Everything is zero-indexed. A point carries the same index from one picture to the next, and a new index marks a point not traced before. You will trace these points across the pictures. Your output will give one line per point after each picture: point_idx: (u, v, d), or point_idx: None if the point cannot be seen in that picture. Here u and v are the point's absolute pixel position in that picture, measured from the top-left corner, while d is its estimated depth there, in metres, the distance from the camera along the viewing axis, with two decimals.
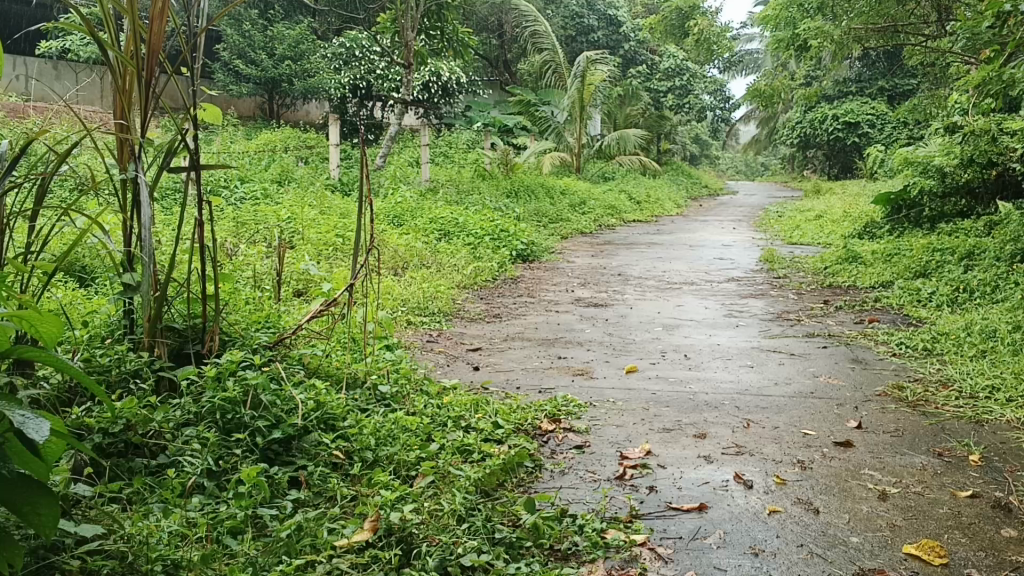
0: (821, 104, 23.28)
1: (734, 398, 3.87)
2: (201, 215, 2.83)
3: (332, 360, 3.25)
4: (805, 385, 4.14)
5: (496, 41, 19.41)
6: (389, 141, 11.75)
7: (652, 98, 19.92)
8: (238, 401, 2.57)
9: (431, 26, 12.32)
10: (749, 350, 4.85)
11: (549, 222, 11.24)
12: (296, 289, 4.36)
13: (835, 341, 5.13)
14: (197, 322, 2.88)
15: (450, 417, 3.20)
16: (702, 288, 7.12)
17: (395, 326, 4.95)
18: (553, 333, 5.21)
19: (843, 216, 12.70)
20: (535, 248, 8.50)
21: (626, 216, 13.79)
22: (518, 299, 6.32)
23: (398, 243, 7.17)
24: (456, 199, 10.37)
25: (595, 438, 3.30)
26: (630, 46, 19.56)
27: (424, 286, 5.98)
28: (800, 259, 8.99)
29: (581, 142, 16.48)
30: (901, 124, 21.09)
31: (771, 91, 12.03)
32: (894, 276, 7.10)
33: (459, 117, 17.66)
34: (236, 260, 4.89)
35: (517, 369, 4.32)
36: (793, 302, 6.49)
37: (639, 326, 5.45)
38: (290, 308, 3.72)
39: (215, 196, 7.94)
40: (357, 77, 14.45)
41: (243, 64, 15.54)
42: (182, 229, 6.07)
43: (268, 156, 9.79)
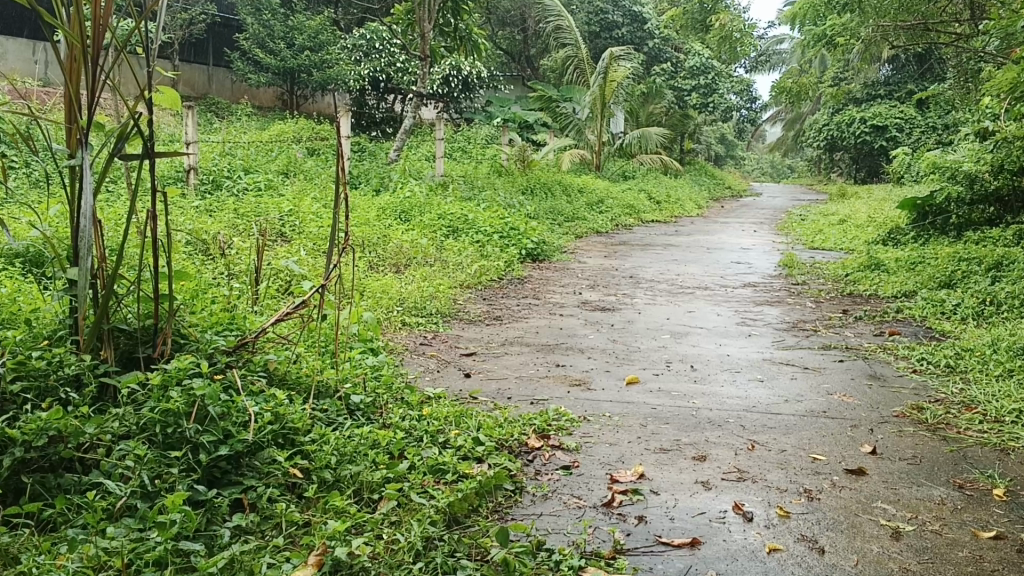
0: (849, 106, 22.88)
1: (740, 415, 3.60)
2: (155, 207, 2.62)
3: (301, 367, 3.01)
4: (817, 402, 3.87)
5: (518, 36, 19.14)
6: (403, 134, 11.52)
7: (676, 96, 19.49)
8: (181, 413, 2.32)
9: (447, 20, 12.09)
10: (759, 363, 4.58)
11: (563, 221, 10.98)
12: (276, 289, 4.14)
13: (852, 355, 4.85)
14: (150, 323, 2.65)
15: (426, 431, 2.96)
16: (715, 293, 6.85)
17: (385, 328, 4.71)
18: (554, 338, 4.95)
19: (866, 221, 12.37)
20: (545, 248, 8.24)
21: (645, 216, 13.52)
22: (523, 301, 6.06)
23: (402, 239, 6.95)
24: (468, 195, 10.13)
25: (585, 458, 3.04)
26: (654, 44, 19.24)
27: (423, 285, 5.75)
28: (820, 265, 8.69)
29: (602, 139, 16.21)
30: (930, 128, 20.69)
31: (798, 88, 11.72)
32: (918, 285, 6.81)
33: (479, 112, 17.41)
34: (220, 257, 4.68)
35: (510, 377, 4.06)
36: (810, 311, 6.21)
37: (645, 333, 5.19)
38: (262, 309, 3.48)
39: (217, 188, 7.74)
40: (377, 69, 14.46)
41: (261, 54, 15.36)
42: (174, 223, 5.87)
43: (278, 146, 9.62)
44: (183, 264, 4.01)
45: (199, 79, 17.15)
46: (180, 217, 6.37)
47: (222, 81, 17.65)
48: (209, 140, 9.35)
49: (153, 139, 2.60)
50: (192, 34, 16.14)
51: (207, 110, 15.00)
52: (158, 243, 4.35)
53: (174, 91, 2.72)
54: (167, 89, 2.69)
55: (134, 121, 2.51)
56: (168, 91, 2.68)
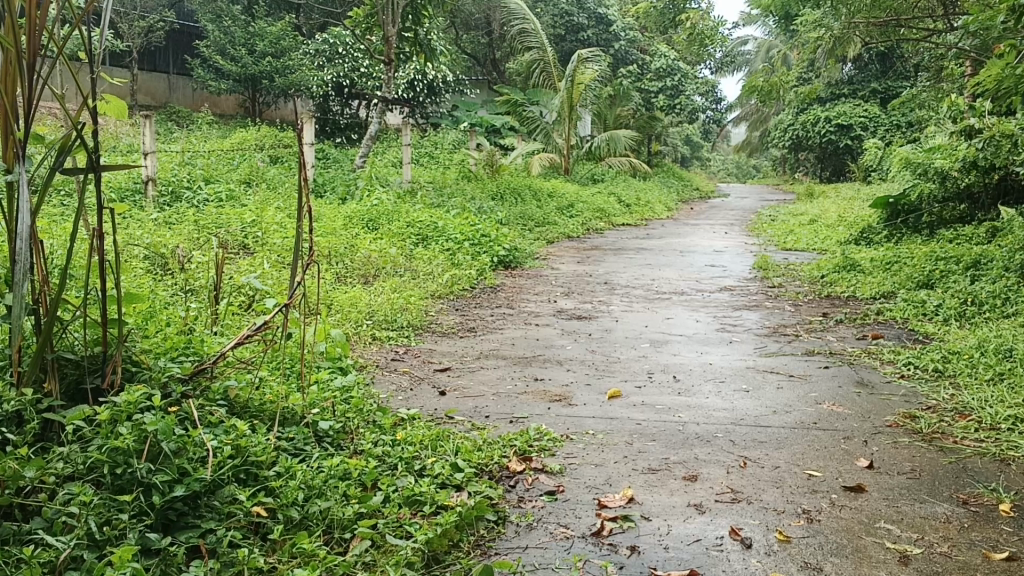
0: (814, 106, 22.95)
1: (728, 430, 3.44)
2: (102, 226, 2.40)
3: (265, 394, 2.81)
4: (806, 413, 3.72)
5: (483, 40, 18.97)
6: (369, 140, 11.29)
7: (643, 98, 19.42)
8: (132, 451, 2.11)
9: (410, 24, 11.88)
10: (744, 371, 4.43)
11: (534, 226, 10.82)
12: (238, 308, 3.94)
13: (837, 361, 4.71)
14: (98, 352, 2.45)
15: (401, 458, 2.77)
16: (692, 298, 6.71)
17: (355, 343, 4.52)
18: (530, 350, 4.78)
19: (837, 221, 12.31)
20: (517, 254, 8.07)
21: (615, 219, 13.39)
22: (497, 310, 5.88)
23: (370, 249, 6.75)
24: (437, 202, 9.94)
25: (570, 481, 2.86)
26: (620, 45, 19.13)
27: (394, 296, 5.57)
28: (795, 266, 8.60)
29: (570, 143, 16.09)
30: (894, 126, 20.78)
31: (769, 87, 11.63)
32: (897, 285, 6.71)
33: (446, 117, 17.23)
34: (179, 274, 4.48)
35: (487, 393, 3.88)
36: (789, 315, 6.08)
37: (624, 343, 5.03)
38: (223, 331, 3.28)
39: (177, 200, 7.52)
40: (340, 75, 14.09)
41: (222, 61, 15.09)
42: (129, 241, 5.65)
43: (239, 156, 9.40)
44: (138, 284, 3.81)
45: (159, 88, 16.87)
46: (139, 231, 6.15)
47: (184, 89, 17.36)
48: (168, 149, 9.09)
49: (99, 151, 2.39)
50: (151, 43, 15.84)
51: (168, 120, 14.72)
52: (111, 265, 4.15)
53: (121, 100, 2.50)
54: (113, 99, 2.47)
55: (78, 131, 2.29)
56: (113, 101, 2.46)
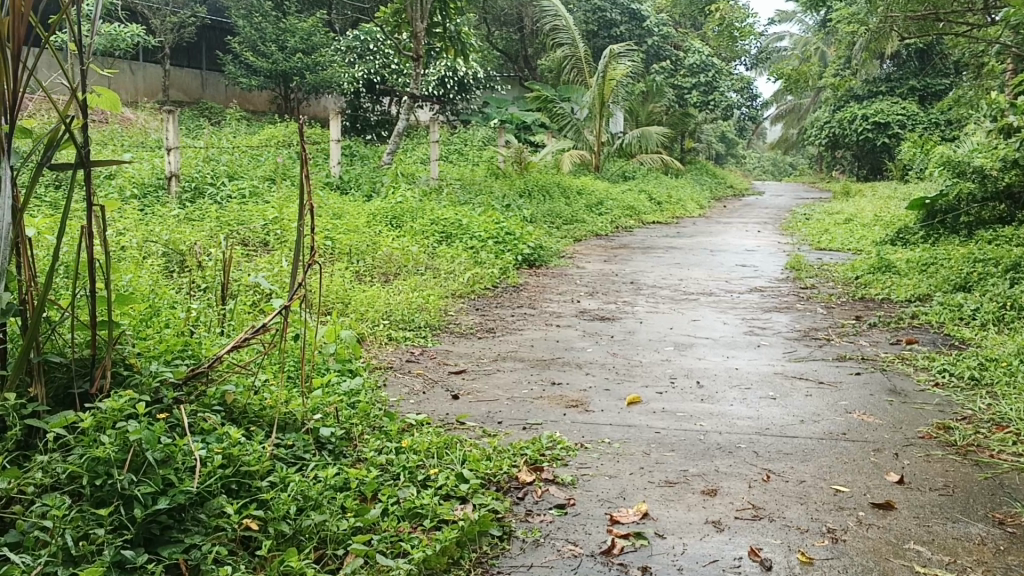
0: (851, 103, 22.58)
1: (752, 440, 3.29)
2: (91, 223, 2.31)
3: (264, 397, 2.70)
4: (835, 423, 3.56)
5: (516, 35, 18.82)
6: (397, 136, 11.21)
7: (676, 95, 19.20)
8: (114, 461, 2.01)
9: (438, 19, 11.78)
10: (771, 377, 4.27)
11: (562, 224, 10.68)
12: (247, 310, 3.86)
13: (869, 367, 4.54)
14: (87, 355, 2.35)
15: (404, 468, 2.65)
16: (721, 300, 6.55)
17: (369, 345, 4.43)
18: (549, 353, 4.65)
19: (873, 220, 12.05)
20: (543, 252, 7.94)
21: (646, 217, 13.21)
22: (518, 311, 5.76)
23: (392, 246, 6.66)
24: (463, 199, 9.83)
25: (582, 494, 2.73)
26: (653, 41, 18.88)
27: (413, 295, 5.47)
28: (828, 266, 8.41)
29: (601, 139, 15.91)
30: (933, 124, 20.39)
31: (800, 77, 11.41)
32: (933, 288, 6.50)
33: (475, 113, 17.13)
34: (192, 276, 4.42)
35: (502, 398, 3.75)
36: (820, 318, 5.90)
37: (648, 346, 4.88)
38: (225, 333, 3.20)
39: (200, 197, 7.47)
40: (370, 72, 14.13)
41: (253, 56, 15.07)
42: (148, 239, 5.60)
43: (265, 152, 9.36)
44: (145, 283, 3.74)
45: (193, 84, 16.92)
46: (158, 227, 6.10)
47: (217, 85, 17.41)
48: (194, 145, 9.06)
49: (88, 146, 2.29)
50: (183, 39, 15.88)
51: (199, 116, 14.74)
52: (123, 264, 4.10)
53: (113, 93, 2.41)
54: (105, 93, 2.38)
55: (67, 126, 2.19)
56: (105, 96, 2.37)
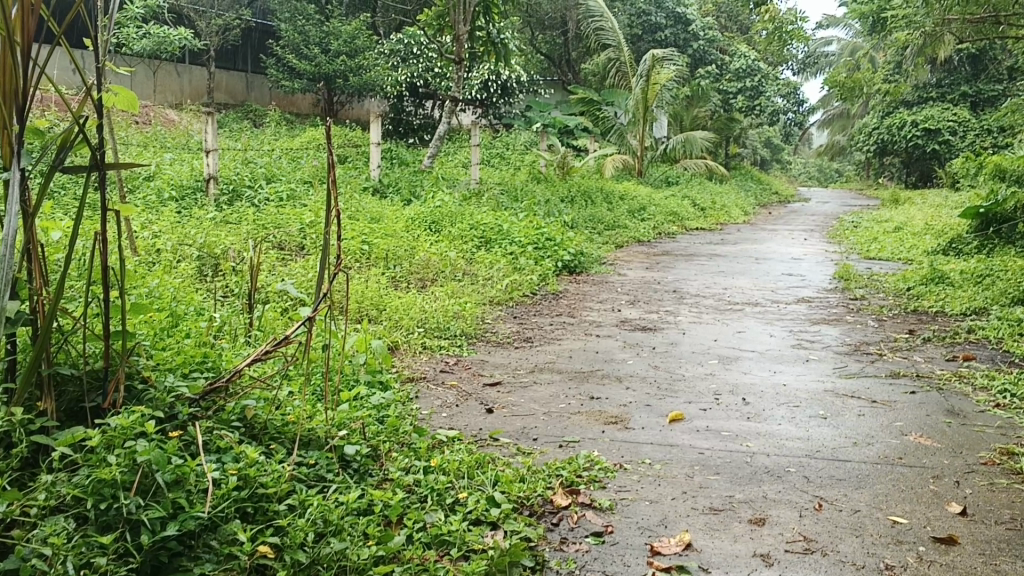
0: (900, 109, 22.12)
1: (803, 464, 3.10)
2: (106, 227, 2.19)
3: (287, 412, 2.58)
4: (890, 446, 3.35)
5: (560, 39, 18.65)
6: (438, 140, 11.09)
7: (721, 99, 18.87)
8: (121, 483, 1.88)
9: (481, 23, 11.68)
10: (820, 394, 4.07)
11: (603, 229, 10.51)
12: (275, 319, 3.76)
13: (924, 385, 4.32)
14: (101, 368, 2.24)
15: (432, 490, 2.51)
16: (767, 310, 6.34)
17: (402, 354, 4.32)
18: (588, 365, 4.49)
19: (924, 229, 11.72)
20: (583, 259, 7.77)
21: (689, 223, 12.99)
22: (557, 319, 5.61)
23: (430, 251, 6.55)
24: (504, 203, 9.70)
25: (620, 521, 2.57)
26: (699, 45, 18.61)
27: (449, 302, 5.35)
28: (879, 277, 8.15)
29: (644, 144, 15.69)
30: (985, 131, 19.91)
31: (853, 84, 11.08)
32: (989, 301, 6.25)
33: (518, 116, 17.02)
34: (222, 285, 4.34)
35: (538, 413, 3.60)
36: (872, 331, 5.68)
37: (691, 359, 4.70)
38: (249, 343, 3.09)
39: (237, 200, 7.42)
40: (414, 75, 14.08)
41: (296, 60, 15.02)
42: (181, 243, 5.54)
43: (306, 155, 9.31)
44: (172, 291, 3.65)
45: (237, 86, 17.01)
46: (193, 229, 6.03)
47: (261, 87, 17.49)
48: (234, 147, 9.04)
49: (103, 146, 2.19)
50: (227, 42, 15.95)
51: (242, 118, 14.77)
52: (151, 272, 4.03)
53: (130, 91, 2.30)
54: (122, 90, 2.26)
55: (81, 125, 2.08)
56: (121, 93, 2.26)
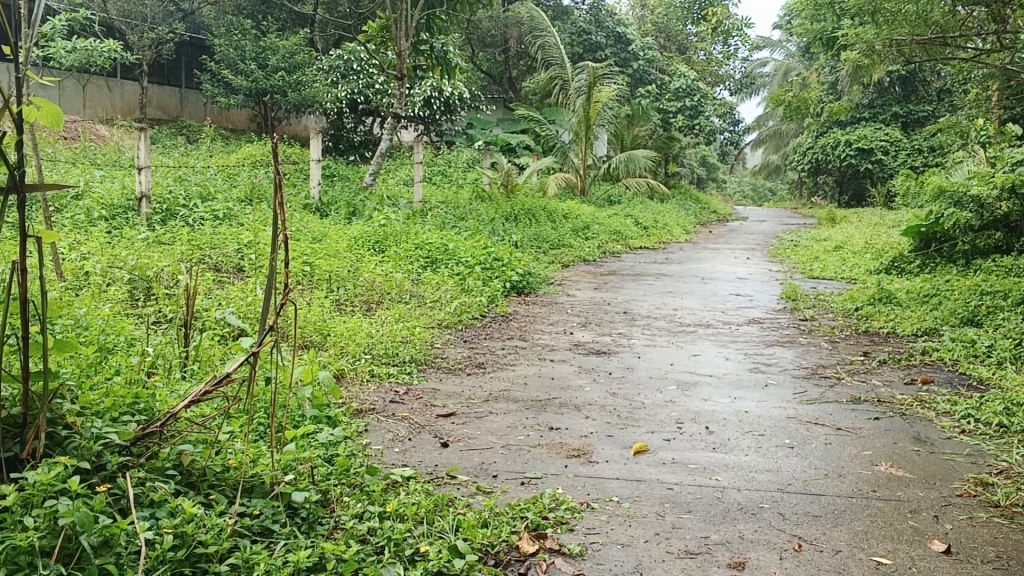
0: (834, 129, 22.45)
1: (777, 500, 2.96)
2: (24, 256, 1.94)
3: (227, 458, 2.36)
4: (862, 479, 3.23)
5: (500, 58, 18.58)
6: (380, 157, 10.84)
7: (662, 118, 18.87)
8: (40, 549, 1.65)
9: (422, 38, 11.49)
10: (785, 422, 3.95)
11: (548, 249, 10.36)
12: (212, 348, 3.52)
13: (887, 411, 4.22)
14: (19, 412, 2.00)
15: (389, 539, 2.30)
16: (720, 332, 6.23)
17: (349, 383, 4.11)
18: (545, 392, 4.30)
19: (864, 248, 11.82)
20: (531, 280, 7.61)
21: (632, 242, 12.93)
22: (508, 343, 5.42)
23: (375, 272, 6.34)
24: (447, 222, 9.50)
25: (592, 568, 2.38)
26: (639, 65, 18.77)
27: (397, 326, 5.14)
28: (827, 296, 8.13)
29: (587, 162, 15.63)
30: (916, 151, 20.28)
31: (798, 102, 11.04)
32: (939, 321, 6.23)
33: (459, 134, 16.90)
34: (156, 314, 4.10)
35: (496, 446, 3.42)
36: (828, 354, 5.59)
37: (649, 385, 4.55)
38: (185, 377, 2.86)
39: (171, 219, 7.12)
40: (355, 92, 13.85)
41: (232, 74, 14.66)
42: (110, 265, 5.25)
43: (243, 173, 9.02)
44: (100, 322, 3.40)
45: (171, 102, 16.60)
46: (124, 250, 5.74)
47: (196, 103, 17.10)
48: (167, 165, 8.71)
49: (21, 167, 1.94)
50: (161, 56, 15.53)
51: (176, 134, 14.38)
52: (77, 301, 3.77)
53: (55, 104, 2.08)
54: (45, 104, 2.04)
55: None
56: (44, 106, 2.03)
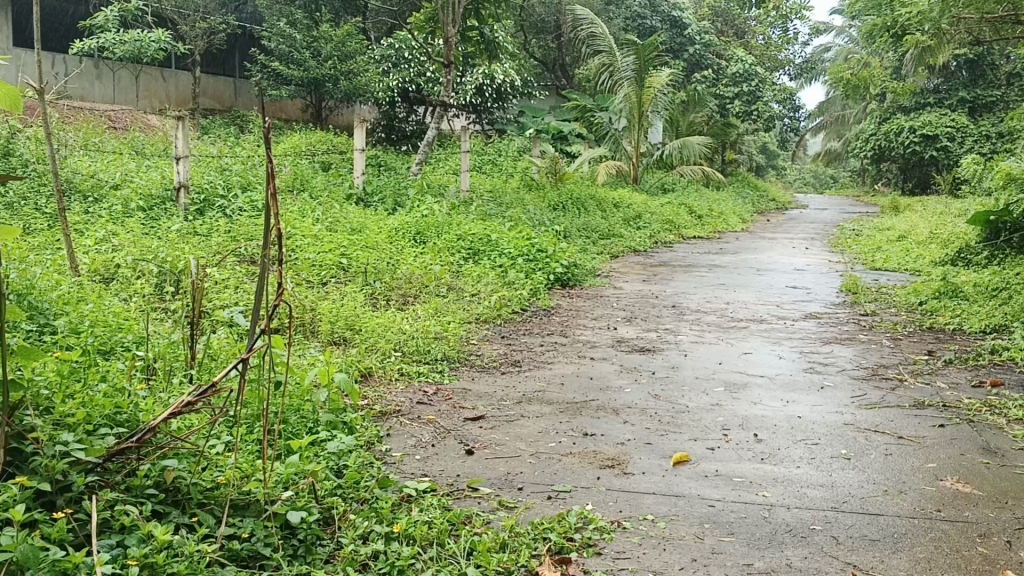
0: (897, 115, 21.78)
1: (830, 520, 2.69)
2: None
3: (216, 474, 2.18)
4: (926, 496, 2.93)
5: (553, 44, 18.28)
6: (426, 145, 10.62)
7: (718, 104, 18.36)
8: None
9: (471, 27, 11.31)
10: (840, 428, 3.66)
11: (598, 239, 10.09)
12: (226, 346, 3.37)
13: (953, 416, 3.89)
14: None
15: (393, 566, 2.08)
16: (774, 328, 5.93)
17: (376, 384, 3.91)
18: (582, 394, 4.06)
19: (928, 237, 11.34)
20: (577, 271, 7.36)
21: (686, 231, 12.60)
22: (548, 339, 5.18)
23: (414, 264, 6.15)
24: (492, 212, 9.29)
25: None
26: (695, 49, 18.33)
27: (432, 322, 4.93)
28: (888, 289, 7.75)
29: (639, 150, 15.29)
30: (984, 136, 19.54)
31: (858, 82, 10.56)
32: (1010, 317, 5.84)
33: (511, 122, 16.68)
34: (177, 311, 3.95)
35: (524, 453, 3.19)
36: (889, 352, 5.25)
37: (694, 386, 4.28)
38: (184, 383, 2.70)
39: (208, 210, 7.01)
40: (406, 81, 13.68)
41: (283, 65, 14.46)
42: (139, 255, 5.15)
43: (286, 165, 8.90)
44: (109, 322, 3.25)
45: (225, 92, 16.62)
46: (156, 241, 5.62)
47: (248, 93, 17.11)
48: (210, 154, 8.61)
49: None
50: (213, 47, 15.52)
51: (227, 124, 14.37)
52: (92, 297, 3.63)
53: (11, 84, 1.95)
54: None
55: None
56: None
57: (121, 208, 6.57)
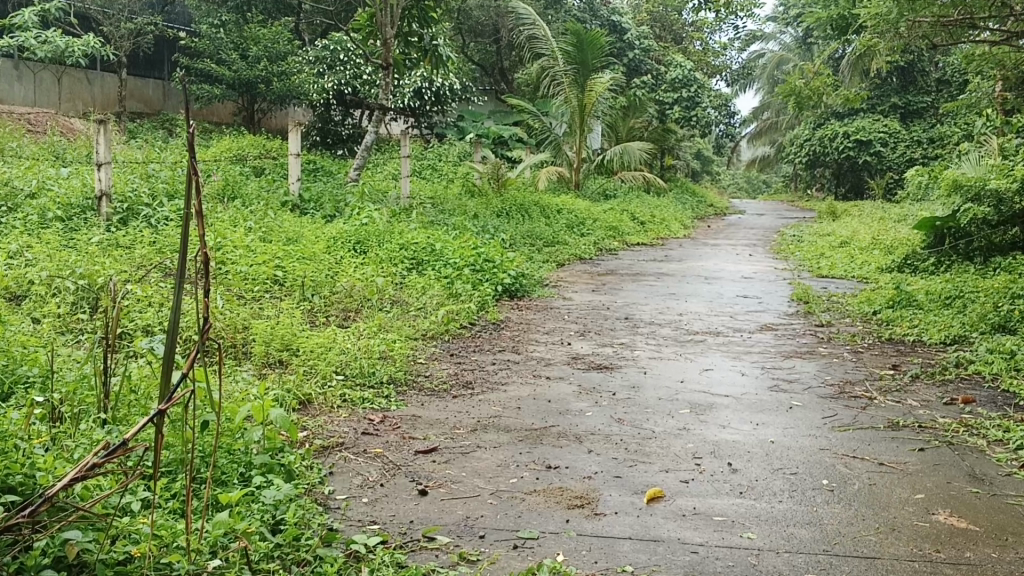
0: (832, 121, 21.95)
1: (825, 567, 2.44)
2: None
3: (128, 544, 1.91)
4: (923, 534, 2.70)
5: (491, 48, 17.96)
6: (365, 152, 10.19)
7: (658, 110, 18.22)
8: None
9: (411, 30, 10.94)
10: (817, 455, 3.44)
11: (542, 246, 9.85)
12: (146, 380, 3.01)
13: (931, 438, 3.69)
14: None
15: None
16: (732, 341, 5.71)
17: (315, 415, 3.57)
18: (541, 419, 3.76)
19: (871, 243, 11.30)
20: (525, 282, 7.07)
21: (629, 238, 12.42)
22: (500, 357, 4.87)
23: (355, 276, 5.80)
24: (434, 220, 8.96)
25: None
26: (634, 54, 18.21)
27: (375, 340, 4.59)
28: (840, 298, 7.61)
29: (582, 155, 15.07)
30: (917, 142, 19.75)
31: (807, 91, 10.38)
32: (969, 328, 5.70)
33: (450, 127, 16.33)
34: (94, 337, 3.57)
35: (483, 492, 2.89)
36: (852, 367, 5.05)
37: (658, 408, 4.02)
38: (98, 432, 2.35)
39: (133, 220, 6.59)
40: (342, 82, 13.34)
41: (212, 65, 13.89)
42: (54, 269, 4.74)
43: (216, 171, 8.47)
44: (12, 355, 2.88)
45: (153, 94, 16.04)
46: (74, 255, 5.19)
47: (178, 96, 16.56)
48: (135, 159, 8.15)
49: None
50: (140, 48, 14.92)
51: (156, 128, 13.82)
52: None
53: None
54: None
55: None
56: None
57: (35, 218, 6.11)
